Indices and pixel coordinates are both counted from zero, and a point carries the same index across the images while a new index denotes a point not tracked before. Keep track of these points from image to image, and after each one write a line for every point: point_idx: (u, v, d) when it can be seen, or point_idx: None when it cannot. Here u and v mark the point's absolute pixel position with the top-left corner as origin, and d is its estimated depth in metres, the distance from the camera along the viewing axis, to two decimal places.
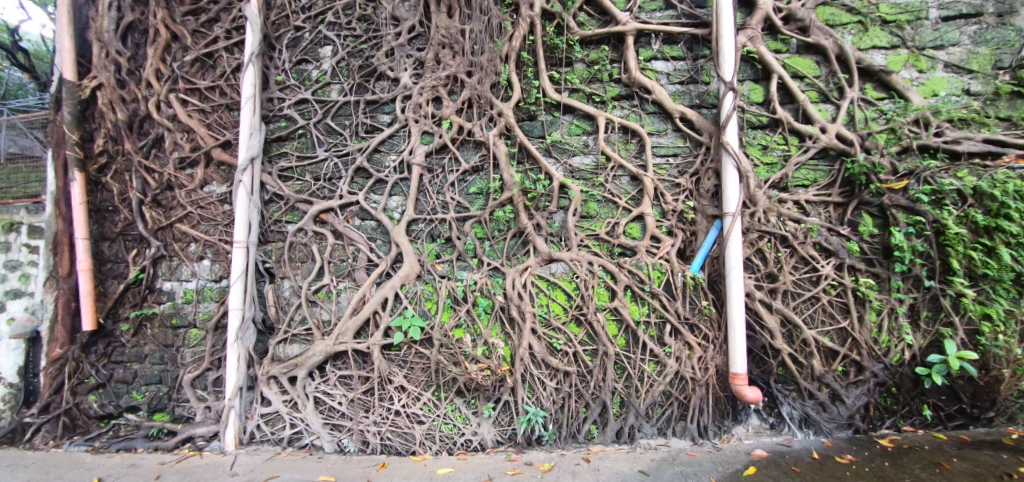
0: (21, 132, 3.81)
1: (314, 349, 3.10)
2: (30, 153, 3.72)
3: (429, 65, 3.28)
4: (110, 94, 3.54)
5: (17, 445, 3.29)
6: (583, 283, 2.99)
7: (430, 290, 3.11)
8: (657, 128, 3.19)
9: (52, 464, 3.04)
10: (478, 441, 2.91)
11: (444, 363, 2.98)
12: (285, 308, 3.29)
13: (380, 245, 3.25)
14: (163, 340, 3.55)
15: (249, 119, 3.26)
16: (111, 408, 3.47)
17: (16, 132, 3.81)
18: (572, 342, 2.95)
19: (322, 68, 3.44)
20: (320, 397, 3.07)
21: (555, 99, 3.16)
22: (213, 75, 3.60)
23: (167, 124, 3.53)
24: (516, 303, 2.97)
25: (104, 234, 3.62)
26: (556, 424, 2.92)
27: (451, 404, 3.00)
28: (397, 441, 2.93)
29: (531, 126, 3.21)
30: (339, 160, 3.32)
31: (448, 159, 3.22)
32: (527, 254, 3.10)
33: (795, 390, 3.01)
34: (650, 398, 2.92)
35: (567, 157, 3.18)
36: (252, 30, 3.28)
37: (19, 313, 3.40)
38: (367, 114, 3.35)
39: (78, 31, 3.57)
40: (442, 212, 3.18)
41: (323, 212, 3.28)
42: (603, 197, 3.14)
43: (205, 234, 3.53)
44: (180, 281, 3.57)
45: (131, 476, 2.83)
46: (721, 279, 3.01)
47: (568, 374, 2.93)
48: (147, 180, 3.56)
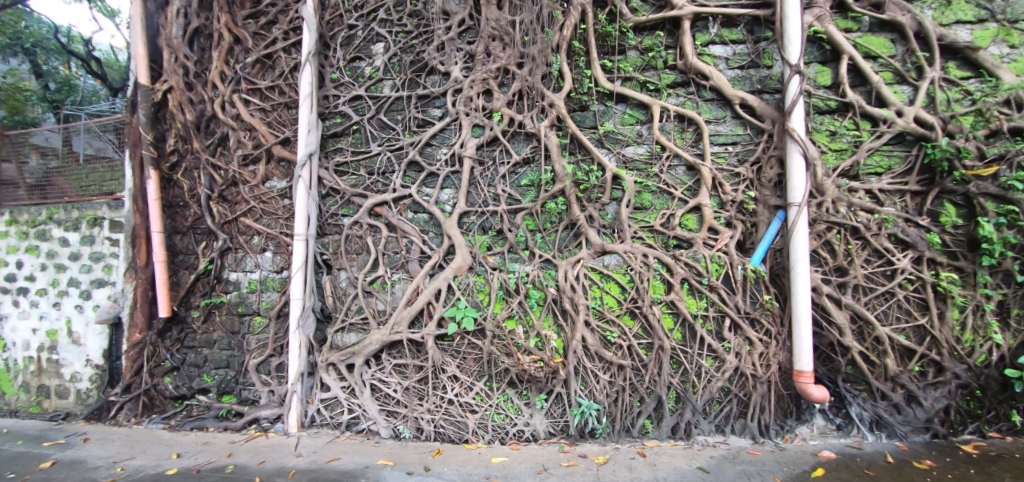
0: (96, 134, 4.25)
1: (370, 338, 3.20)
2: (104, 154, 4.12)
3: (479, 58, 3.28)
4: (180, 96, 3.76)
5: (104, 421, 3.63)
6: (637, 275, 2.94)
7: (482, 282, 3.14)
8: (715, 116, 3.07)
9: (136, 439, 3.30)
10: (531, 432, 2.93)
11: (496, 354, 3.01)
12: (342, 298, 3.41)
13: (432, 237, 3.31)
14: (230, 327, 3.75)
15: (306, 117, 3.38)
16: (184, 390, 3.72)
17: (92, 135, 4.25)
18: (626, 335, 2.91)
19: (375, 64, 3.52)
20: (376, 384, 3.18)
21: (608, 88, 3.10)
22: (273, 75, 3.76)
23: (232, 124, 3.71)
24: (569, 296, 2.96)
25: (176, 228, 3.88)
26: (610, 418, 2.88)
27: (503, 395, 3.03)
28: (450, 429, 2.99)
29: (582, 117, 3.17)
30: (392, 154, 3.39)
31: (499, 151, 3.23)
32: (579, 246, 3.08)
33: (865, 390, 2.85)
34: (708, 394, 2.84)
35: (620, 147, 3.12)
36: (309, 29, 3.39)
37: (102, 300, 3.83)
38: (419, 108, 3.40)
39: (150, 38, 3.82)
40: (493, 204, 3.20)
41: (378, 205, 3.37)
42: (657, 188, 3.06)
43: (268, 227, 3.69)
44: (245, 272, 3.76)
45: (206, 452, 3.02)
46: (785, 273, 2.88)
47: (622, 367, 2.89)
48: (214, 176, 3.76)
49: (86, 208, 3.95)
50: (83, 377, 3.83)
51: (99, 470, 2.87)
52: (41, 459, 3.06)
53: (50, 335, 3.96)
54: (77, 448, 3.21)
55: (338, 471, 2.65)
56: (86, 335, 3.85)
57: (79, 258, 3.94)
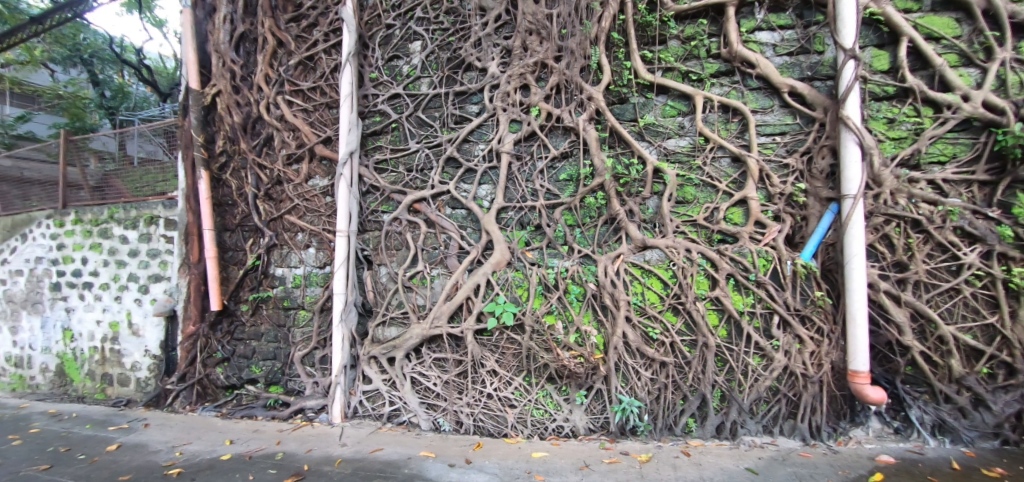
0: (147, 139, 4.48)
1: (411, 332, 3.26)
2: (155, 158, 4.36)
3: (516, 53, 3.27)
4: (228, 99, 3.92)
5: (163, 407, 3.85)
6: (680, 271, 2.87)
7: (521, 277, 3.14)
8: (762, 105, 2.96)
9: (192, 426, 3.48)
10: (570, 428, 2.92)
11: (536, 349, 3.02)
12: (383, 292, 3.49)
13: (470, 233, 3.33)
14: (276, 320, 3.89)
15: (347, 116, 3.46)
16: (235, 379, 3.89)
17: (145, 139, 4.49)
18: (669, 331, 2.85)
19: (412, 62, 3.56)
20: (416, 377, 3.23)
21: (648, 79, 3.04)
22: (314, 76, 3.85)
23: (276, 125, 3.84)
24: (609, 291, 2.92)
25: (226, 226, 4.06)
26: (652, 415, 2.84)
27: (542, 390, 3.03)
28: (490, 423, 3.02)
29: (622, 110, 3.12)
30: (430, 151, 3.43)
31: (537, 146, 3.22)
32: (619, 241, 3.04)
33: (927, 392, 2.69)
34: (755, 393, 2.76)
35: (661, 139, 3.05)
36: (349, 30, 3.47)
37: (159, 294, 4.06)
38: (457, 105, 3.43)
39: (200, 44, 3.99)
40: (532, 199, 3.19)
41: (417, 202, 3.42)
42: (700, 181, 2.98)
43: (311, 224, 3.79)
44: (290, 267, 3.88)
45: (257, 440, 3.16)
46: (838, 268, 2.75)
47: (665, 364, 2.84)
48: (260, 175, 3.90)
49: (143, 207, 4.18)
50: (142, 365, 4.08)
51: (159, 453, 3.04)
52: (107, 442, 3.28)
53: (112, 326, 4.24)
54: (139, 432, 3.42)
55: (381, 461, 2.71)
56: (145, 326, 4.10)
57: (137, 254, 4.18)
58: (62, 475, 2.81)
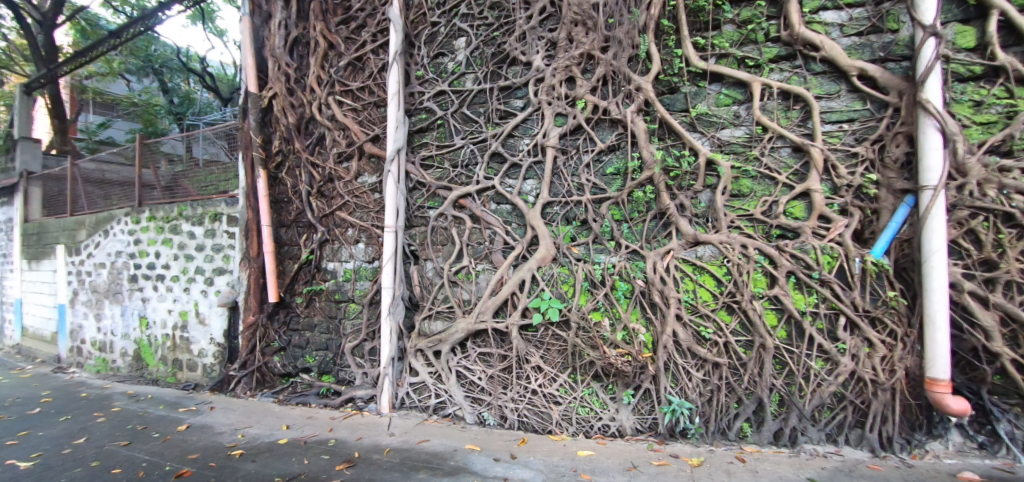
0: (211, 141, 4.77)
1: (456, 326, 3.30)
2: (218, 159, 4.63)
3: (561, 45, 3.23)
4: (283, 101, 4.10)
5: (226, 392, 4.12)
6: (735, 268, 2.74)
7: (567, 273, 3.11)
8: (827, 91, 2.76)
9: (253, 410, 3.69)
10: (617, 427, 2.86)
11: (582, 346, 2.97)
12: (429, 287, 3.55)
13: (515, 228, 3.32)
14: (328, 312, 4.03)
15: (394, 114, 3.53)
16: (291, 368, 4.09)
17: (208, 141, 4.78)
18: (722, 331, 2.73)
19: (457, 59, 3.58)
20: (461, 371, 3.27)
21: (701, 67, 2.91)
22: (363, 76, 3.95)
23: (328, 124, 3.97)
24: (658, 288, 2.83)
25: (282, 222, 4.26)
26: (704, 418, 2.73)
27: (587, 388, 2.99)
28: (534, 419, 3.01)
29: (672, 100, 3.01)
30: (475, 146, 3.45)
31: (583, 140, 3.16)
32: (668, 236, 2.94)
33: (1018, 405, 2.42)
34: (818, 399, 2.59)
35: (715, 130, 2.92)
36: (396, 30, 3.55)
37: (222, 286, 4.32)
38: (501, 100, 3.42)
39: (257, 50, 4.20)
40: (577, 194, 3.14)
41: (462, 197, 3.44)
42: (758, 173, 2.83)
43: (361, 220, 3.90)
44: (341, 262, 4.01)
45: (312, 426, 3.30)
46: (914, 266, 2.53)
47: (718, 365, 2.72)
48: (313, 173, 4.06)
49: (208, 205, 4.46)
50: (208, 352, 4.38)
51: (223, 435, 3.25)
52: (178, 423, 3.53)
53: (181, 316, 4.57)
54: (205, 414, 3.67)
55: (428, 452, 2.76)
56: (210, 316, 4.38)
57: (203, 249, 4.47)
58: (140, 451, 3.05)
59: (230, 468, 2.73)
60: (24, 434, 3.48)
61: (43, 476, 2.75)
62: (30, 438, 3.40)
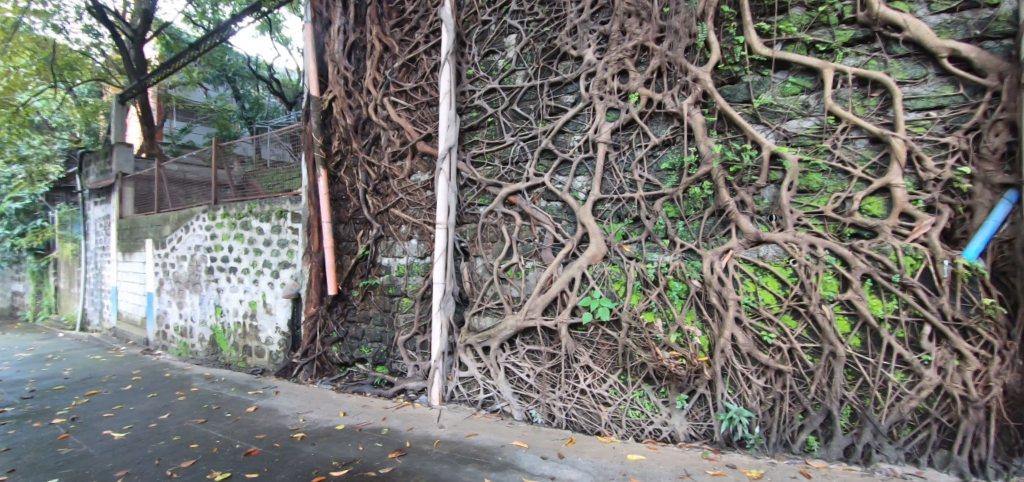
0: (277, 142, 5.07)
1: (506, 322, 3.32)
2: (284, 159, 4.93)
3: (614, 38, 3.15)
4: (342, 103, 4.30)
5: (290, 378, 4.39)
6: (803, 269, 2.56)
7: (618, 272, 3.04)
8: (912, 76, 2.51)
9: (313, 397, 3.90)
10: (669, 432, 2.77)
11: (633, 347, 2.90)
12: (479, 283, 3.59)
13: (565, 225, 3.29)
14: (382, 306, 4.18)
15: (446, 113, 3.60)
16: (348, 358, 4.28)
17: (275, 143, 5.09)
18: (787, 336, 2.56)
19: (508, 56, 3.59)
20: (510, 368, 3.29)
21: (765, 55, 2.74)
22: (416, 76, 4.04)
23: (383, 124, 4.11)
24: (716, 290, 2.71)
25: (341, 219, 4.47)
26: (764, 428, 2.58)
27: (638, 390, 2.90)
28: (583, 419, 2.97)
29: (733, 91, 2.85)
30: (525, 143, 3.44)
31: (636, 134, 3.07)
32: (727, 235, 2.80)
33: None
34: (896, 415, 2.37)
35: (780, 121, 2.74)
36: (448, 30, 3.61)
37: (287, 279, 4.60)
38: (552, 96, 3.39)
39: (319, 55, 4.42)
40: (630, 190, 3.07)
41: (512, 195, 3.45)
42: (829, 167, 2.62)
43: (413, 217, 4.00)
44: (394, 257, 4.14)
45: (367, 414, 3.44)
46: (1016, 270, 2.24)
47: (781, 373, 2.55)
48: (369, 172, 4.22)
49: (274, 203, 4.76)
50: (274, 340, 4.68)
51: (287, 418, 3.46)
52: (248, 405, 3.80)
53: (251, 305, 4.91)
54: (271, 398, 3.93)
55: (476, 446, 2.80)
56: (276, 306, 4.67)
57: (270, 244, 4.77)
58: (214, 428, 3.31)
59: (292, 449, 2.90)
60: (118, 408, 3.88)
61: (133, 447, 3.05)
62: (124, 411, 3.79)
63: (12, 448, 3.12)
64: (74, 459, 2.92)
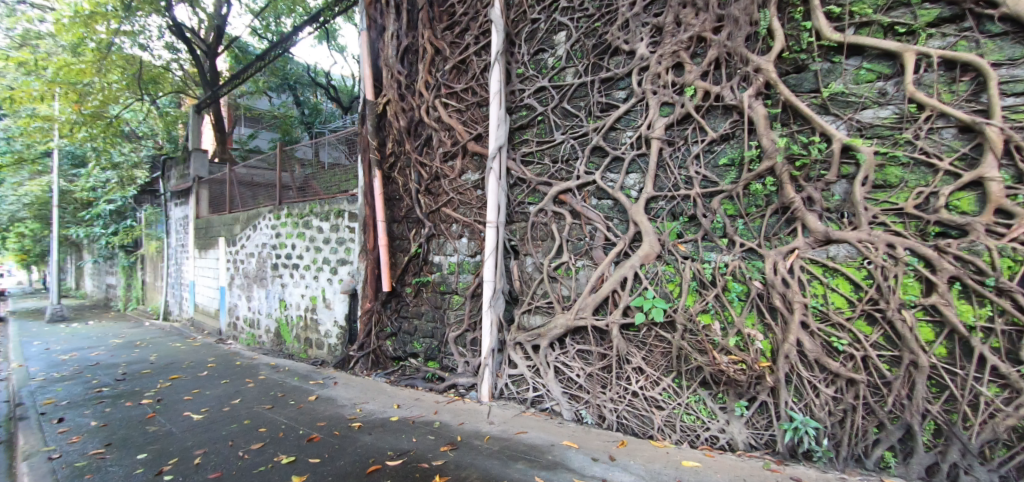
0: (335, 145, 5.33)
1: (555, 321, 3.31)
2: (341, 161, 5.16)
3: (668, 30, 3.04)
4: (396, 106, 4.44)
5: (348, 370, 4.61)
6: (879, 271, 2.37)
7: (672, 272, 2.95)
8: (1010, 56, 2.25)
9: (369, 388, 4.08)
10: (727, 440, 2.65)
11: (688, 350, 2.80)
12: (528, 282, 3.61)
13: (617, 224, 3.23)
14: (434, 302, 4.29)
15: (496, 112, 3.64)
16: (401, 352, 4.44)
17: (333, 146, 5.35)
18: (860, 343, 2.38)
19: (558, 54, 3.57)
20: (560, 367, 3.28)
21: (836, 40, 2.56)
22: (466, 78, 4.10)
23: (435, 126, 4.21)
24: (780, 291, 2.56)
25: (394, 218, 4.63)
26: (833, 441, 2.42)
27: (694, 395, 2.80)
28: (634, 422, 2.91)
29: (799, 80, 2.68)
30: (575, 141, 3.41)
31: (692, 129, 2.96)
32: (793, 233, 2.64)
33: None
34: (990, 433, 2.14)
35: (853, 111, 2.54)
36: (498, 30, 3.64)
37: (345, 275, 4.82)
38: (603, 92, 3.33)
39: (373, 61, 4.60)
40: (685, 187, 2.97)
41: (562, 193, 3.43)
42: (910, 159, 2.40)
43: (464, 216, 4.07)
44: (445, 255, 4.24)
45: (419, 408, 3.55)
46: None
47: (854, 382, 2.38)
48: (422, 172, 4.34)
49: (333, 203, 5.01)
50: (333, 333, 4.93)
51: (345, 408, 3.63)
52: (310, 394, 4.03)
53: (312, 300, 5.19)
54: (331, 388, 4.14)
55: (526, 444, 2.81)
56: (334, 301, 4.92)
57: (329, 242, 5.02)
58: (280, 414, 3.54)
59: (350, 438, 3.05)
60: (197, 392, 4.24)
61: (210, 428, 3.32)
62: (201, 395, 4.13)
63: (109, 425, 3.48)
64: (160, 437, 3.21)
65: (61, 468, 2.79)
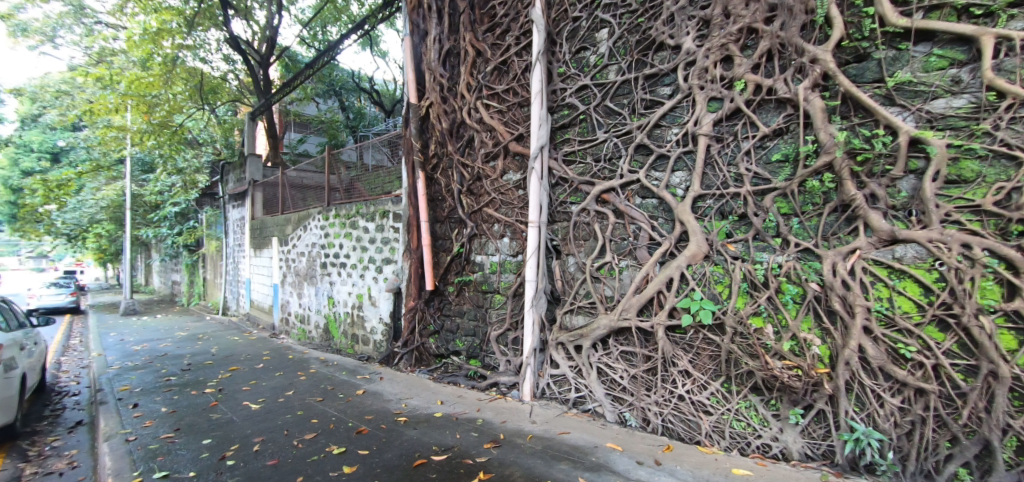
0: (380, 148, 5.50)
1: (598, 322, 3.28)
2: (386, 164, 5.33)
3: (716, 23, 2.95)
4: (438, 109, 4.54)
5: (392, 366, 4.75)
6: (953, 273, 2.19)
7: (721, 272, 2.86)
8: None
9: (413, 384, 4.19)
10: (780, 449, 2.54)
11: (738, 354, 2.70)
12: (570, 281, 3.59)
13: (662, 223, 3.16)
14: (476, 301, 4.35)
15: (538, 112, 3.64)
16: (443, 350, 4.53)
17: (378, 149, 5.52)
18: (931, 351, 2.21)
19: (600, 51, 3.54)
20: (603, 368, 3.24)
21: (903, 25, 2.39)
22: (507, 78, 4.12)
23: (476, 127, 4.26)
24: (839, 294, 2.42)
25: (437, 218, 4.73)
26: (900, 454, 2.27)
27: (744, 401, 2.70)
28: (680, 426, 2.84)
29: (861, 69, 2.53)
30: (619, 139, 3.36)
31: (742, 125, 2.86)
32: (854, 233, 2.49)
33: None
34: None
35: (922, 101, 2.37)
36: (539, 30, 3.65)
37: (390, 274, 4.97)
38: (647, 88, 3.27)
39: (416, 65, 4.72)
40: (734, 185, 2.87)
41: (605, 192, 3.39)
42: (989, 152, 2.21)
43: (505, 216, 4.09)
44: (487, 255, 4.28)
45: (462, 404, 3.62)
46: None
47: (923, 392, 2.22)
48: (464, 173, 4.41)
49: (378, 204, 5.17)
50: (378, 330, 5.10)
51: (391, 402, 3.75)
52: (357, 388, 4.18)
53: (358, 297, 5.39)
54: (377, 383, 4.29)
55: (569, 444, 2.80)
56: (380, 298, 5.08)
57: (374, 241, 5.20)
58: (330, 407, 3.70)
59: (397, 432, 3.14)
60: (254, 384, 4.50)
61: (267, 417, 3.52)
62: (259, 387, 4.38)
63: (178, 411, 3.76)
64: (222, 424, 3.44)
65: (137, 449, 3.04)
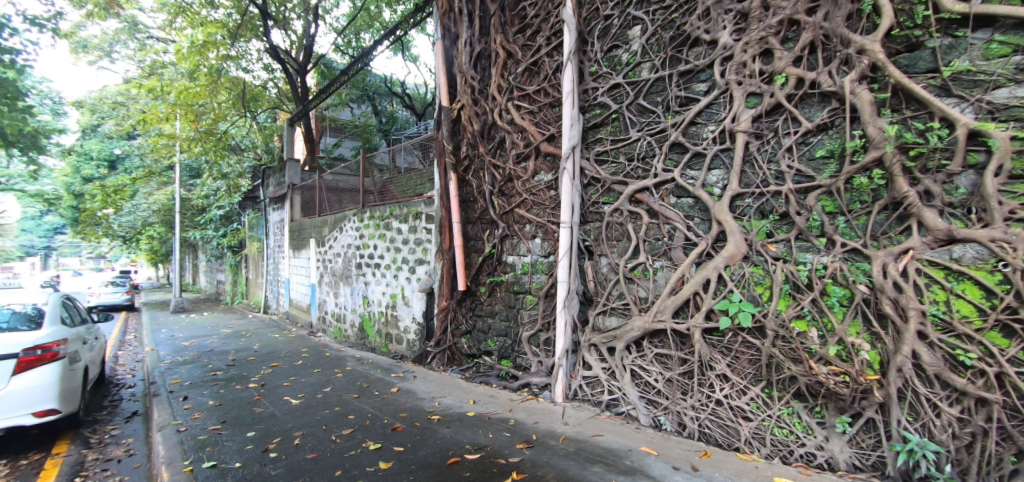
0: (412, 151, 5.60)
1: (632, 324, 3.23)
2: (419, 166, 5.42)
3: (754, 15, 2.86)
4: (470, 111, 4.59)
5: (426, 365, 4.84)
6: (1019, 275, 2.04)
7: (761, 274, 2.77)
8: None
9: (446, 383, 4.24)
10: (826, 458, 2.43)
11: (780, 358, 2.61)
12: (602, 282, 3.56)
13: (698, 223, 3.09)
14: (508, 302, 4.37)
15: (569, 112, 3.62)
16: (475, 349, 4.57)
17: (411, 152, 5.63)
18: (994, 358, 2.07)
19: (632, 49, 3.49)
20: (637, 371, 3.19)
21: (961, 11, 2.26)
22: (538, 79, 4.12)
23: (507, 128, 4.28)
24: (890, 297, 2.30)
25: (469, 219, 4.79)
26: (959, 468, 2.12)
27: (787, 407, 2.60)
28: (718, 432, 2.77)
29: (913, 59, 2.39)
30: (652, 138, 3.31)
31: (783, 120, 2.76)
32: (906, 232, 2.36)
33: None
34: None
35: (982, 91, 2.22)
36: (570, 29, 3.63)
37: (422, 274, 5.06)
38: (682, 85, 3.20)
39: (448, 68, 4.78)
40: (775, 183, 2.77)
41: (639, 192, 3.34)
42: None
43: (537, 217, 4.09)
44: (519, 256, 4.29)
45: (495, 404, 3.64)
46: None
47: (985, 402, 2.07)
48: (495, 174, 4.44)
49: (411, 206, 5.27)
50: (411, 329, 5.20)
51: (424, 401, 3.82)
52: (392, 386, 4.28)
53: (392, 297, 5.51)
54: (411, 381, 4.37)
55: (602, 447, 2.78)
56: (413, 298, 5.18)
57: (408, 242, 5.30)
58: (366, 404, 3.80)
59: (430, 429, 3.20)
60: (295, 380, 4.67)
61: (307, 412, 3.65)
62: (298, 383, 4.55)
63: (224, 405, 3.94)
64: (265, 418, 3.58)
65: (187, 439, 3.21)
